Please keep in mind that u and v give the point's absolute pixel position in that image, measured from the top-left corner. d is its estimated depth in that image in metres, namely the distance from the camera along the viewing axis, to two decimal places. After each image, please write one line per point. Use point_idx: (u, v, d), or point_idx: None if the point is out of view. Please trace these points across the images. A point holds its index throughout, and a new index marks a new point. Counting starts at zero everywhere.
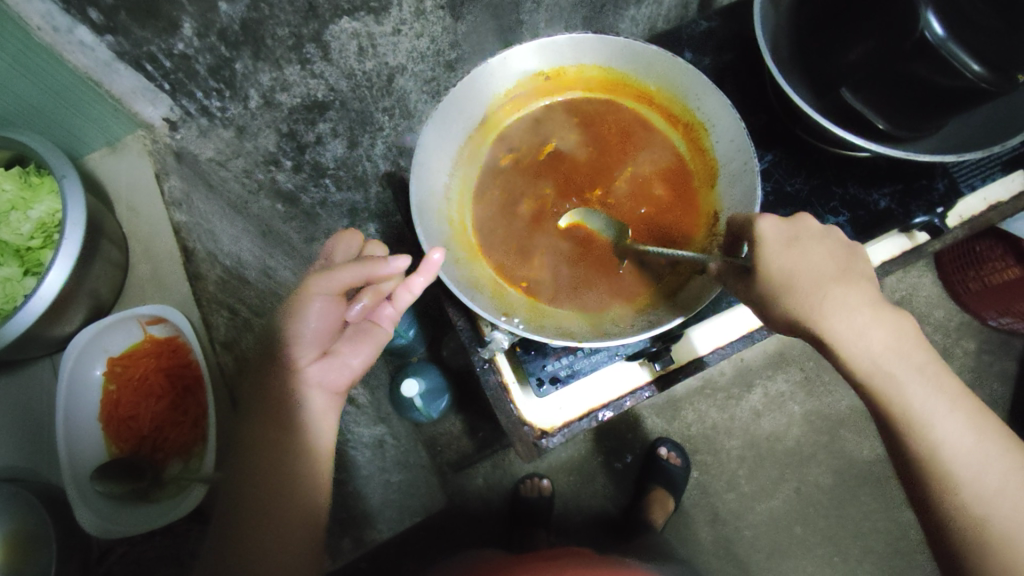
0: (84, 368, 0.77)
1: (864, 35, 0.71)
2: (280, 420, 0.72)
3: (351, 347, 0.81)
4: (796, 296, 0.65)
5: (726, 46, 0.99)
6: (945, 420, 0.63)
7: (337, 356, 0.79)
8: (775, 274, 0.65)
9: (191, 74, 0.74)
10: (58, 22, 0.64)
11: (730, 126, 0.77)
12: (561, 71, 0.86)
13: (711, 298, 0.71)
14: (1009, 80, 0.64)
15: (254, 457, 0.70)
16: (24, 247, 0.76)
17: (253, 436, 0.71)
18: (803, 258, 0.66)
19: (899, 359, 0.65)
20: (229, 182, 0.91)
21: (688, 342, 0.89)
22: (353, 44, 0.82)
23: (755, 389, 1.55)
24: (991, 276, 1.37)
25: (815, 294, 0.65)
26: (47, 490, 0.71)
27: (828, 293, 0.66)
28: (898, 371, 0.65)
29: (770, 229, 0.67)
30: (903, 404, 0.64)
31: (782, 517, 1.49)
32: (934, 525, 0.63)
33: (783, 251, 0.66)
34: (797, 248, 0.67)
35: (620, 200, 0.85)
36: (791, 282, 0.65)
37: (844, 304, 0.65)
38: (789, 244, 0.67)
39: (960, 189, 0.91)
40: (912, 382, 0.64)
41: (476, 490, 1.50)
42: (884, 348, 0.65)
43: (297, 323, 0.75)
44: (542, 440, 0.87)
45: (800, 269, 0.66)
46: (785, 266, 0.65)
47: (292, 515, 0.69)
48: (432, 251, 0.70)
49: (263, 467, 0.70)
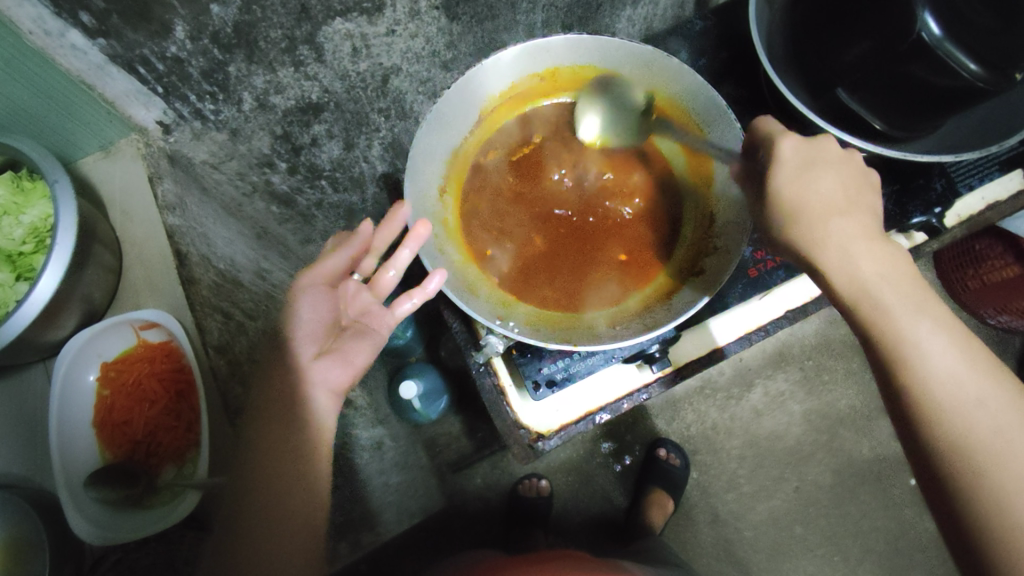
0: (77, 375, 0.76)
1: (860, 35, 0.70)
2: (287, 419, 0.72)
3: (352, 345, 0.79)
4: (800, 220, 0.66)
5: (723, 45, 0.99)
6: (938, 348, 0.60)
7: (338, 354, 0.78)
8: (786, 197, 0.67)
9: (184, 77, 0.73)
10: (50, 26, 0.63)
11: (724, 128, 0.77)
12: (555, 71, 0.85)
13: (730, 274, 0.71)
14: (1006, 78, 0.64)
15: (258, 435, 0.71)
16: (16, 252, 0.75)
17: (263, 432, 0.71)
18: (816, 186, 0.67)
19: (890, 286, 0.63)
20: (223, 185, 0.90)
21: (708, 332, 0.89)
22: (347, 44, 0.81)
23: (755, 389, 1.55)
24: (990, 275, 1.37)
25: (818, 221, 0.66)
26: (42, 496, 0.71)
27: (829, 220, 0.66)
28: (891, 298, 0.63)
29: (788, 151, 0.67)
30: (893, 330, 0.62)
31: (782, 516, 1.49)
32: (922, 460, 0.60)
33: (796, 177, 0.67)
34: (812, 173, 0.67)
35: (610, 202, 0.85)
36: (799, 208, 0.66)
37: (842, 230, 0.66)
38: (806, 170, 0.67)
39: (958, 189, 0.91)
40: (906, 311, 0.62)
41: (476, 491, 1.49)
42: (877, 276, 0.64)
43: (292, 316, 0.78)
44: (539, 442, 0.87)
45: (811, 197, 0.66)
46: (797, 190, 0.67)
47: (293, 498, 0.71)
48: (429, 281, 0.72)
49: (270, 467, 0.70)
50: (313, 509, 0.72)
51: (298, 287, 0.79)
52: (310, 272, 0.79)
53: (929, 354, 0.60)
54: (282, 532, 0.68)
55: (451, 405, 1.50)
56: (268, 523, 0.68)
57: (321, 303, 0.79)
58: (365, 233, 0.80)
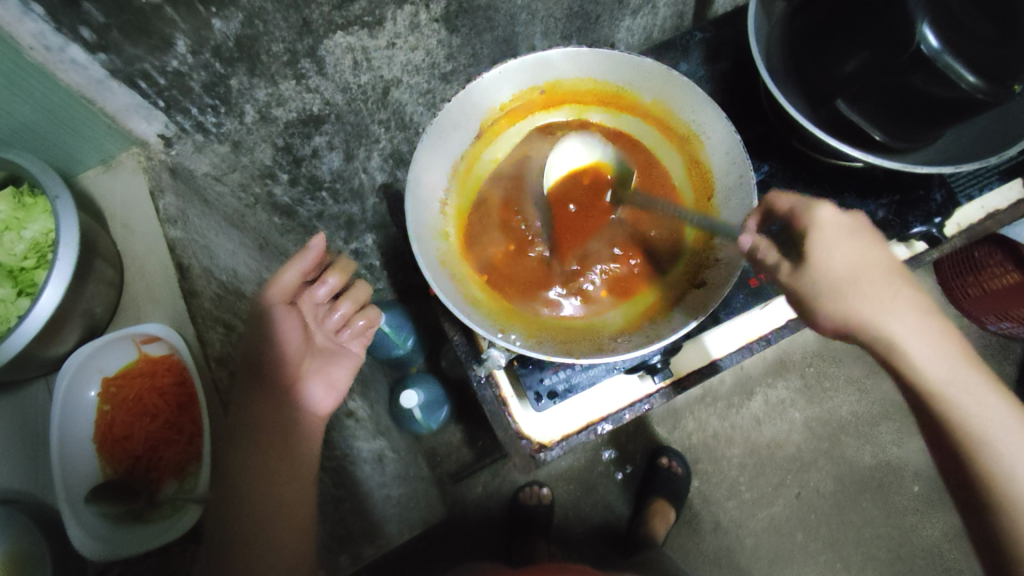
0: (78, 391, 0.75)
1: (860, 45, 0.70)
2: (269, 443, 0.78)
3: (331, 367, 0.90)
4: (849, 288, 0.65)
5: (722, 55, 1.00)
6: (1003, 427, 0.63)
7: (321, 376, 0.88)
8: (821, 270, 0.66)
9: (186, 91, 0.74)
10: (50, 42, 0.63)
11: (723, 138, 0.78)
12: (555, 84, 0.85)
13: (722, 298, 0.71)
14: (1005, 90, 0.64)
15: (246, 454, 0.76)
16: (18, 268, 0.75)
17: (241, 460, 0.76)
18: (859, 260, 0.66)
19: (943, 357, 0.66)
20: (224, 198, 0.93)
21: (703, 344, 0.90)
22: (348, 58, 0.81)
23: (756, 397, 1.55)
24: (990, 282, 1.36)
25: (867, 291, 0.66)
26: (42, 512, 0.71)
27: (876, 290, 0.66)
28: (958, 382, 0.65)
29: (826, 219, 0.66)
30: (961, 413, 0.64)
31: (783, 524, 1.48)
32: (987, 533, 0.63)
33: (836, 249, 0.65)
34: (852, 241, 0.66)
35: (603, 213, 0.85)
36: (837, 283, 0.65)
37: (900, 312, 0.66)
38: (844, 241, 0.66)
39: (958, 199, 0.91)
40: (980, 398, 0.64)
41: (476, 500, 1.49)
42: (925, 346, 0.66)
43: (274, 339, 0.81)
44: (540, 454, 0.86)
45: (856, 272, 0.66)
46: (833, 264, 0.65)
47: (282, 517, 0.76)
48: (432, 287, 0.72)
49: (259, 486, 0.76)
50: (299, 533, 0.76)
51: (270, 306, 0.80)
52: (275, 289, 0.80)
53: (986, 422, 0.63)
54: (268, 541, 0.73)
55: (452, 414, 1.50)
56: (262, 535, 0.73)
57: (295, 319, 0.82)
58: (319, 248, 0.81)
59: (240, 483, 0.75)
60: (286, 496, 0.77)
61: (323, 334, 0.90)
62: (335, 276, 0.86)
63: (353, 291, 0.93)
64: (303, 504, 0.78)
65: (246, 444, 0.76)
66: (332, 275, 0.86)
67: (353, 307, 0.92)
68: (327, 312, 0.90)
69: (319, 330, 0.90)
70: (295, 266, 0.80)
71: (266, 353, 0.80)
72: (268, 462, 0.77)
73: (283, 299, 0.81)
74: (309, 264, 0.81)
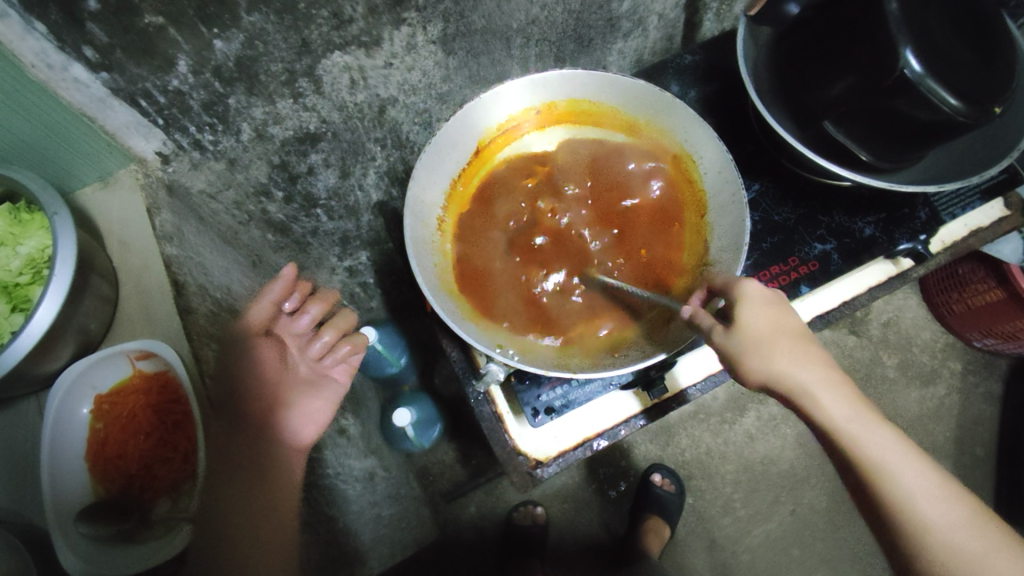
0: (71, 407, 0.75)
1: (845, 70, 0.73)
2: (252, 477, 0.76)
3: (310, 400, 0.87)
4: (769, 353, 0.67)
5: (711, 78, 1.03)
6: (919, 484, 0.63)
7: (304, 411, 0.86)
8: (753, 332, 0.67)
9: (185, 109, 0.74)
10: (53, 60, 0.64)
11: (716, 158, 0.80)
12: (551, 105, 0.88)
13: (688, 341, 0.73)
14: (984, 113, 0.67)
15: (229, 488, 0.74)
16: (12, 284, 0.75)
17: (239, 493, 0.74)
18: (777, 325, 0.68)
19: (859, 416, 0.66)
20: (219, 215, 0.93)
21: (685, 363, 0.90)
22: (345, 77, 0.82)
23: (748, 413, 1.56)
24: (974, 299, 1.40)
25: (775, 355, 0.67)
26: (31, 532, 0.69)
27: (785, 355, 0.67)
28: (866, 432, 0.65)
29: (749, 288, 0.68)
30: (885, 468, 0.63)
31: (776, 541, 1.48)
32: None
33: (758, 312, 0.67)
34: (769, 310, 0.68)
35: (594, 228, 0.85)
36: (758, 343, 0.67)
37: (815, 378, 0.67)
38: (765, 306, 0.68)
39: (941, 218, 0.93)
40: (893, 454, 0.64)
41: (470, 520, 1.47)
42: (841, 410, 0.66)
43: (253, 363, 0.80)
44: (538, 470, 0.86)
45: (771, 334, 0.67)
46: (760, 331, 0.67)
47: (273, 545, 0.74)
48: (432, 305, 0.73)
49: (245, 520, 0.73)
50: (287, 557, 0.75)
51: (246, 333, 0.81)
52: (247, 319, 0.81)
53: (902, 477, 0.63)
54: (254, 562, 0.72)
55: (444, 432, 1.50)
56: (252, 555, 0.71)
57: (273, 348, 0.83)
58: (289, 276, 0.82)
59: (232, 522, 0.72)
60: (275, 525, 0.76)
61: (305, 363, 0.88)
62: (316, 305, 0.85)
63: (337, 319, 0.90)
64: (291, 533, 0.77)
65: (230, 479, 0.75)
66: (313, 304, 0.85)
67: (336, 335, 0.89)
68: (309, 341, 0.88)
69: (301, 359, 0.87)
70: (263, 297, 0.82)
71: (244, 379, 0.79)
72: (250, 496, 0.74)
73: (256, 327, 0.82)
74: (280, 292, 0.83)
